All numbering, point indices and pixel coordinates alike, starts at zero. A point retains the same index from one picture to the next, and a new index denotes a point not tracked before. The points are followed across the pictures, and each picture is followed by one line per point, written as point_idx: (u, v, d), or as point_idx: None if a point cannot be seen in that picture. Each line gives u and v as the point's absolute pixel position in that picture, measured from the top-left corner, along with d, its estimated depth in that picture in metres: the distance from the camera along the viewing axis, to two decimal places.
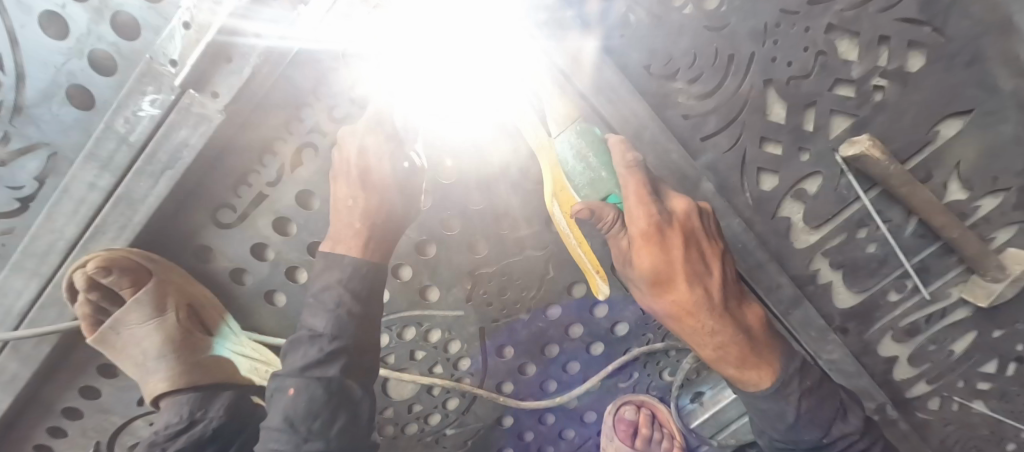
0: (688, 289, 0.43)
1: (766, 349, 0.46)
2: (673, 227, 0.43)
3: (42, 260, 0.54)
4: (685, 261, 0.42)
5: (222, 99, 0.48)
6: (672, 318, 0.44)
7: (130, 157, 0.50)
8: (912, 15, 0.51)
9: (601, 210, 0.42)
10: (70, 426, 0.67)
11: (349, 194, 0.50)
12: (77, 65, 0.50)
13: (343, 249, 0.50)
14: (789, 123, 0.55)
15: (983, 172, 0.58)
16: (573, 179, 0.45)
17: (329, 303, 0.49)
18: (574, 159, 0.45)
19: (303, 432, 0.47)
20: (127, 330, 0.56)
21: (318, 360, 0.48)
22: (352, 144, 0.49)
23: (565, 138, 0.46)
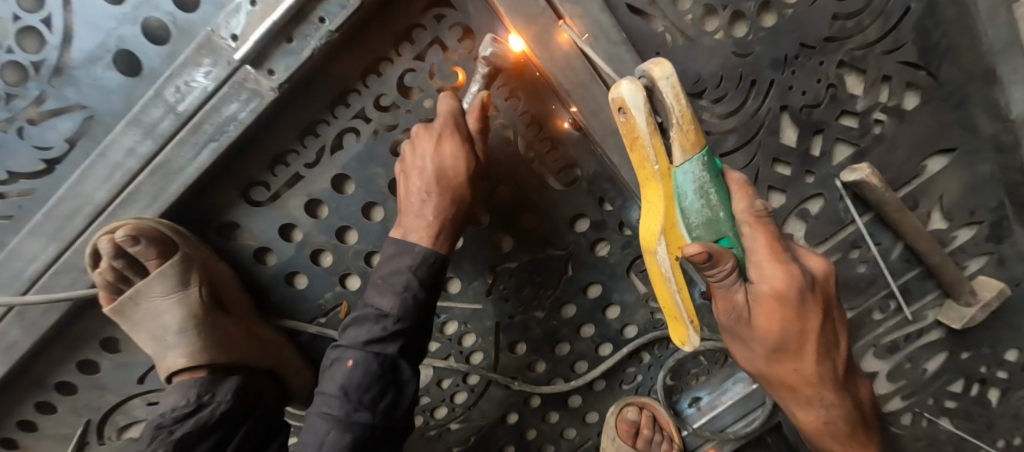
0: (809, 350, 0.46)
1: (842, 401, 0.50)
2: (809, 289, 0.43)
3: (66, 223, 0.54)
4: (805, 322, 0.44)
5: (277, 78, 0.49)
6: (772, 371, 0.48)
7: (175, 126, 0.50)
8: (913, 59, 0.57)
9: (720, 258, 0.37)
10: (62, 400, 0.66)
11: (422, 188, 0.52)
12: (129, 31, 0.50)
13: (414, 239, 0.53)
14: (799, 147, 0.60)
15: (961, 206, 0.64)
16: (687, 217, 0.36)
17: (397, 286, 0.52)
18: (693, 192, 0.36)
19: (354, 402, 0.50)
20: (146, 302, 0.55)
21: (381, 336, 0.52)
22: (426, 138, 0.51)
23: (689, 167, 0.35)
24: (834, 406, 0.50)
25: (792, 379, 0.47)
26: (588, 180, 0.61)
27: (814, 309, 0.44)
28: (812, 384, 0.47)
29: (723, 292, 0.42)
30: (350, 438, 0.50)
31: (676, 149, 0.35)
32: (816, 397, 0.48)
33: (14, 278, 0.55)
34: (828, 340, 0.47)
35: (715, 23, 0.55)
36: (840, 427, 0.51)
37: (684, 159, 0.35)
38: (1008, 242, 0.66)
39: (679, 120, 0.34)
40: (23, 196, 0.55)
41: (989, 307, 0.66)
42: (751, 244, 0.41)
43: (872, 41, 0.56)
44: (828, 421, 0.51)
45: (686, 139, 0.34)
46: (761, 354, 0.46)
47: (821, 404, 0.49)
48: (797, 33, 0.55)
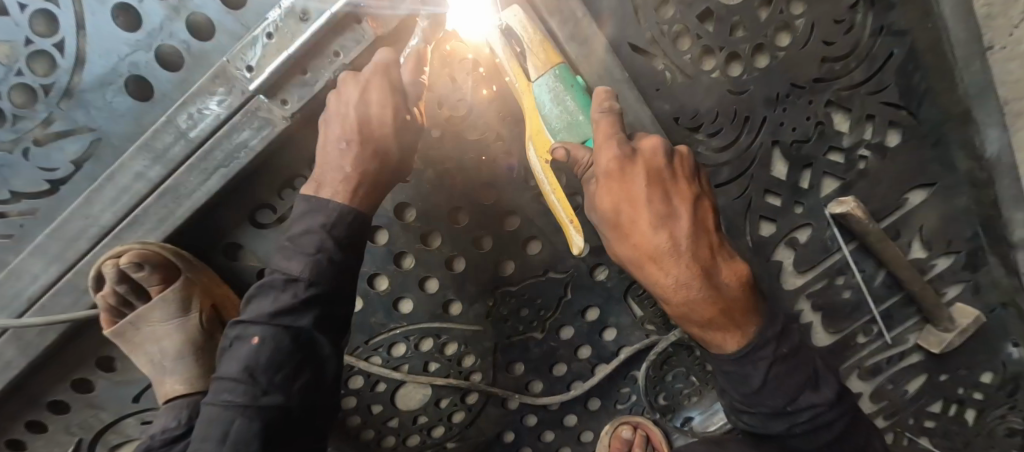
0: (651, 234, 0.41)
1: (738, 312, 0.45)
2: (635, 164, 0.42)
3: (68, 245, 0.53)
4: (647, 205, 0.41)
5: (290, 107, 0.50)
6: (623, 255, 0.45)
7: (186, 152, 0.50)
8: (895, 100, 0.60)
9: (574, 151, 0.45)
10: (55, 420, 0.65)
11: (341, 136, 0.48)
12: (142, 57, 0.51)
13: (329, 194, 0.49)
14: (788, 179, 0.63)
15: (940, 236, 0.68)
16: (549, 122, 0.47)
17: (308, 247, 0.48)
18: (550, 101, 0.47)
19: (263, 383, 0.47)
20: (147, 327, 0.56)
21: (291, 306, 0.47)
22: (354, 86, 0.47)
23: (542, 81, 0.47)
24: (724, 313, 0.45)
25: (638, 261, 0.43)
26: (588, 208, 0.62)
27: (652, 182, 0.42)
28: (653, 260, 0.42)
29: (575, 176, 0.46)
30: (261, 423, 0.46)
31: (532, 69, 0.48)
32: (703, 305, 0.44)
33: (12, 298, 0.54)
34: (655, 210, 0.42)
35: (712, 62, 0.57)
36: (704, 312, 0.44)
37: (537, 75, 0.48)
38: (982, 271, 0.70)
39: (532, 48, 0.48)
40: (25, 217, 0.55)
41: (966, 332, 0.70)
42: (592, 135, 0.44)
43: (858, 82, 0.59)
44: (697, 310, 0.44)
45: (537, 60, 0.48)
46: (612, 239, 0.44)
47: (712, 312, 0.44)
48: (788, 74, 0.58)
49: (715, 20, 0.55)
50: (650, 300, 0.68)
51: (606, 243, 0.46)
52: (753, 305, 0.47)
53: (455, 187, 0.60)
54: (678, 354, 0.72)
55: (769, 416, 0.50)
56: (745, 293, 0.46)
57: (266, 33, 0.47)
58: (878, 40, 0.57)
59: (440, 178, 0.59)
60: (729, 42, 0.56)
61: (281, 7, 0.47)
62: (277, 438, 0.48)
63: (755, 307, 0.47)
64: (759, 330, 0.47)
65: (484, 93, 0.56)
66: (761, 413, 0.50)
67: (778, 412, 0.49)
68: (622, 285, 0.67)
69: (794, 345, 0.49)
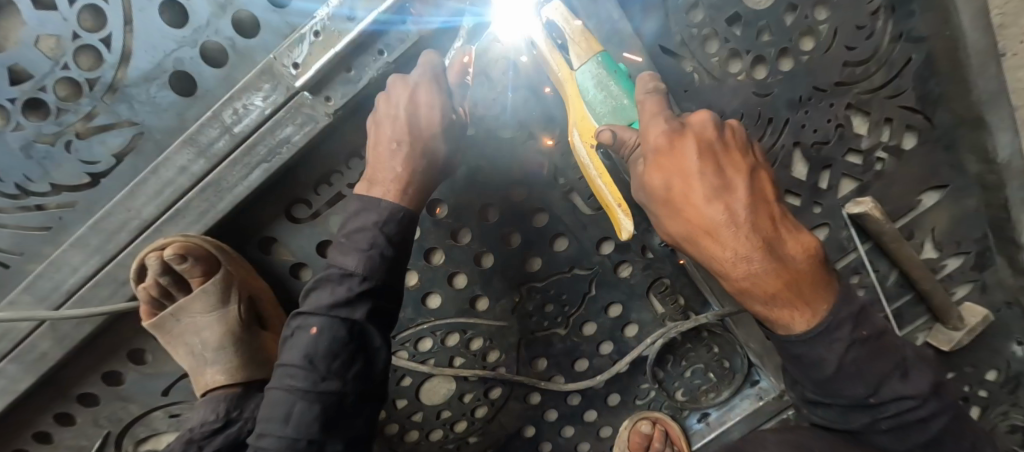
0: (706, 203, 0.46)
1: (806, 282, 0.48)
2: (684, 137, 0.46)
3: (109, 237, 0.54)
4: (700, 173, 0.46)
5: (333, 104, 0.51)
6: (679, 232, 0.49)
7: (229, 147, 0.51)
8: (912, 104, 0.62)
9: (621, 132, 0.48)
10: (84, 412, 0.65)
11: (393, 138, 0.50)
12: (187, 53, 0.52)
13: (380, 193, 0.50)
14: (808, 180, 0.65)
15: (951, 236, 0.70)
16: (594, 109, 0.48)
17: (362, 243, 0.49)
18: (595, 88, 0.48)
19: (321, 370, 0.48)
20: (187, 318, 0.57)
21: (346, 300, 0.48)
22: (402, 89, 0.50)
23: (586, 68, 0.48)
24: (790, 283, 0.47)
25: (695, 233, 0.47)
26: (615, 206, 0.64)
27: (705, 156, 0.46)
28: (709, 232, 0.47)
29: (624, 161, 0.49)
30: (320, 408, 0.48)
31: (573, 58, 0.48)
32: (766, 276, 0.47)
33: (51, 290, 0.55)
34: (708, 182, 0.46)
35: (738, 65, 0.59)
36: (769, 284, 0.47)
37: (581, 63, 0.48)
38: (989, 272, 0.72)
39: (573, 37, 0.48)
40: (65, 209, 0.55)
41: (974, 331, 0.72)
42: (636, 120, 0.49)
43: (877, 86, 0.61)
44: (758, 282, 0.47)
45: (579, 47, 0.48)
46: (675, 220, 0.48)
47: (779, 284, 0.47)
48: (811, 77, 0.60)
49: (742, 24, 0.57)
50: (672, 297, 0.70)
51: (666, 224, 0.49)
52: (821, 278, 0.49)
53: (487, 184, 0.61)
54: (696, 349, 0.74)
55: (849, 407, 0.52)
56: (813, 264, 0.49)
57: (312, 31, 0.49)
58: (897, 45, 0.60)
59: (472, 175, 0.61)
60: (755, 46, 0.58)
61: (328, 6, 0.48)
62: (335, 424, 0.50)
63: (822, 280, 0.49)
64: (831, 307, 0.49)
65: (519, 92, 0.57)
66: (840, 403, 0.52)
67: (860, 402, 0.51)
68: (646, 282, 0.69)
69: (876, 332, 0.50)
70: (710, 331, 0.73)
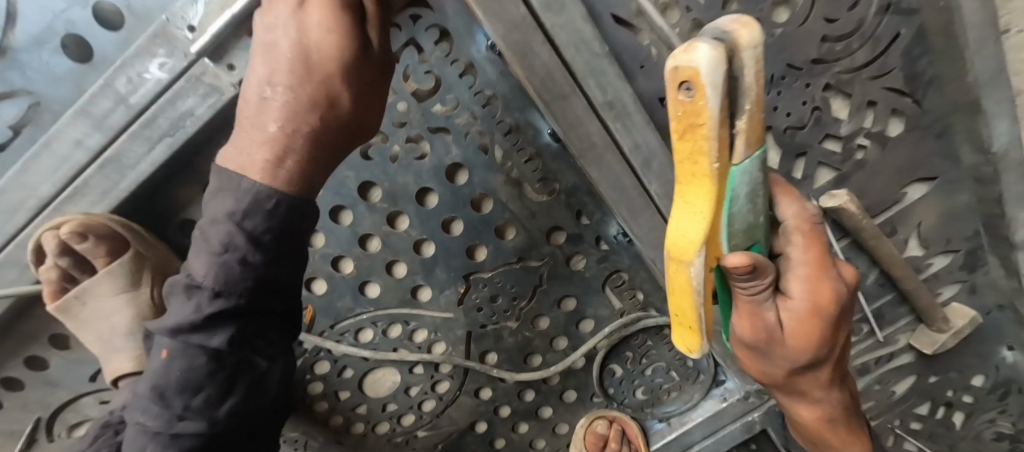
0: (818, 376, 0.43)
1: (856, 424, 0.50)
2: (842, 296, 0.37)
3: (7, 216, 0.50)
4: (817, 357, 0.41)
5: (238, 73, 0.45)
6: (771, 379, 0.44)
7: (126, 119, 0.46)
8: (899, 85, 0.56)
9: (763, 267, 0.34)
10: (8, 397, 0.63)
11: (266, 81, 0.38)
12: (79, 14, 0.46)
13: (241, 163, 0.38)
14: (781, 169, 0.59)
15: (939, 233, 0.65)
16: (732, 222, 0.33)
17: (215, 244, 0.38)
18: (745, 195, 0.32)
19: (177, 407, 0.42)
20: (94, 301, 0.53)
21: (195, 322, 0.40)
22: (283, 13, 0.38)
23: (747, 165, 0.30)
24: (847, 421, 0.49)
25: (803, 385, 0.45)
26: (567, 193, 0.59)
27: (843, 323, 0.40)
28: (814, 388, 0.45)
29: (753, 306, 0.38)
30: (179, 451, 0.43)
31: (742, 142, 0.29)
32: (844, 416, 0.48)
33: None
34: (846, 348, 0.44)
35: None
36: (841, 426, 0.49)
37: (743, 156, 0.30)
38: (980, 272, 0.67)
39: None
40: None
41: (959, 334, 0.68)
42: (793, 252, 0.37)
43: (860, 65, 0.54)
44: (831, 419, 0.48)
45: (750, 134, 0.29)
46: (786, 369, 0.42)
47: (840, 423, 0.49)
48: (785, 54, 0.53)
49: None
50: (630, 292, 0.66)
51: (757, 368, 0.44)
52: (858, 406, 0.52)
53: (424, 167, 0.56)
54: (657, 348, 0.70)
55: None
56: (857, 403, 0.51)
57: None
58: (884, 18, 0.53)
59: (409, 157, 0.55)
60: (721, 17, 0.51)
61: None
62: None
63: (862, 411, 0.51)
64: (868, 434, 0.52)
65: (455, 63, 0.52)
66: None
67: None
68: (601, 275, 0.64)
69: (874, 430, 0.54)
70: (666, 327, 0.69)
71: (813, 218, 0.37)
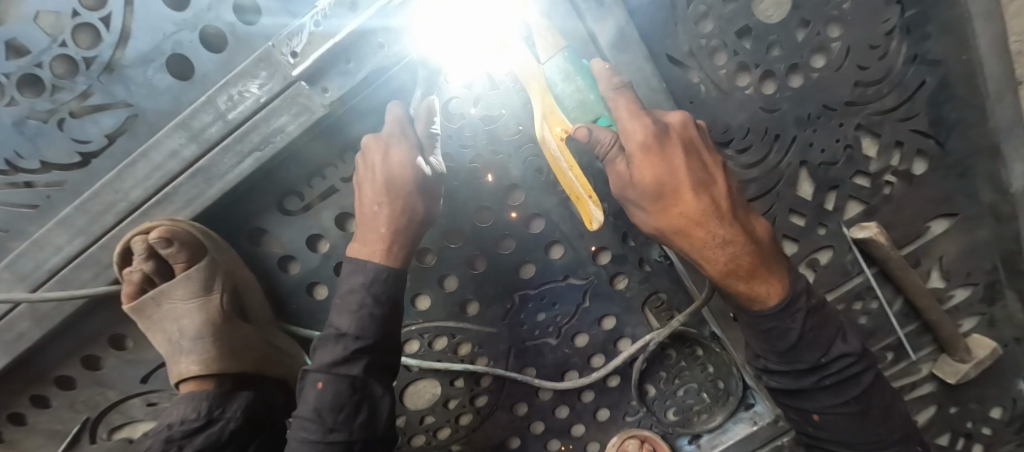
0: (692, 196, 0.48)
1: (775, 266, 0.51)
2: (668, 138, 0.48)
3: (96, 218, 0.53)
4: (680, 172, 0.47)
5: (330, 95, 0.50)
6: (663, 223, 0.49)
7: (222, 132, 0.51)
8: (923, 128, 0.61)
9: (595, 132, 0.47)
10: (50, 401, 0.62)
11: (375, 198, 0.50)
12: (187, 37, 0.51)
13: (366, 254, 0.51)
14: (815, 200, 0.63)
15: (960, 267, 0.68)
16: (562, 102, 0.48)
17: (353, 305, 0.50)
18: (563, 82, 0.47)
19: (328, 422, 0.48)
20: (168, 304, 0.55)
21: (342, 358, 0.49)
22: (378, 149, 0.51)
23: (554, 63, 0.47)
24: (760, 263, 0.50)
25: (681, 223, 0.49)
26: (614, 215, 0.63)
27: (677, 151, 0.48)
28: (698, 223, 0.48)
29: (607, 161, 0.49)
30: None
31: (541, 52, 0.48)
32: (745, 254, 0.49)
33: (32, 269, 0.53)
34: (699, 177, 0.48)
35: (747, 78, 0.57)
36: (762, 271, 0.50)
37: (548, 58, 0.47)
38: (998, 305, 0.70)
39: (539, 33, 0.48)
40: (52, 188, 0.54)
41: (982, 364, 0.69)
42: (614, 108, 0.47)
43: (889, 108, 0.60)
44: (740, 264, 0.49)
45: (546, 43, 0.47)
46: (647, 206, 0.49)
47: (754, 261, 0.49)
48: (820, 95, 0.59)
49: (753, 37, 0.55)
50: (667, 314, 0.68)
51: (639, 218, 0.51)
52: (777, 253, 0.52)
53: (483, 187, 0.60)
54: (690, 368, 0.73)
55: None
56: (770, 249, 0.52)
57: (313, 21, 0.48)
58: (911, 67, 0.59)
59: (470, 177, 0.59)
60: (765, 60, 0.56)
61: None
62: None
63: (780, 256, 0.52)
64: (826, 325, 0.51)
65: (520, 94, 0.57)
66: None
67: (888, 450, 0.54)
68: (641, 295, 0.68)
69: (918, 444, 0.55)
70: (703, 341, 0.71)
71: (625, 82, 0.48)
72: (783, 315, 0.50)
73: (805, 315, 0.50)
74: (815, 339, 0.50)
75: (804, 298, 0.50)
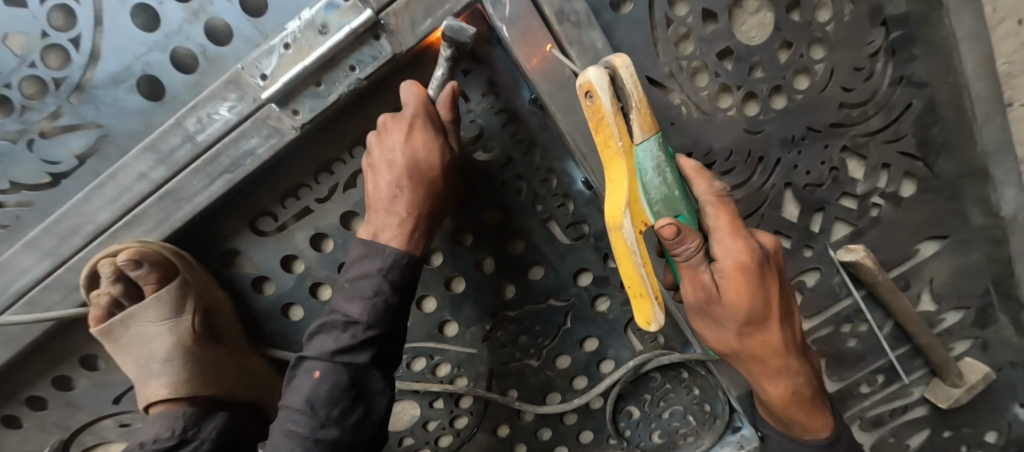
0: (780, 329, 0.47)
1: (819, 391, 0.53)
2: (770, 269, 0.46)
3: (64, 240, 0.52)
4: (776, 304, 0.46)
5: (300, 118, 0.49)
6: (743, 347, 0.48)
7: (191, 155, 0.50)
8: (912, 150, 0.60)
9: (688, 235, 0.40)
10: (19, 422, 0.61)
11: (390, 181, 0.49)
12: (157, 58, 0.50)
13: (365, 249, 0.50)
14: (800, 222, 0.61)
15: (951, 290, 0.67)
16: (648, 194, 0.40)
17: (367, 290, 0.48)
18: (652, 170, 0.39)
19: (321, 416, 0.47)
20: (137, 326, 0.54)
21: (350, 345, 0.48)
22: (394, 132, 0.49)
23: (648, 145, 0.39)
24: (812, 389, 0.52)
25: (761, 351, 0.48)
26: (595, 236, 0.62)
27: (771, 278, 0.46)
28: (777, 354, 0.48)
29: (691, 271, 0.43)
30: None
31: (633, 129, 0.38)
32: (804, 382, 0.51)
33: None
34: (785, 309, 0.49)
35: (729, 100, 0.56)
36: (810, 396, 0.52)
37: (642, 138, 0.39)
38: (991, 329, 0.68)
39: (638, 103, 0.37)
40: (21, 208, 0.53)
41: (975, 389, 0.67)
42: (716, 223, 0.44)
43: (875, 130, 0.59)
44: (796, 391, 0.51)
45: (644, 119, 0.38)
46: (732, 330, 0.47)
47: (809, 389, 0.52)
48: (805, 117, 0.57)
49: (734, 59, 0.54)
50: (651, 335, 0.67)
51: (708, 332, 0.49)
52: (819, 375, 0.55)
53: (460, 208, 0.59)
54: (675, 391, 0.72)
55: None
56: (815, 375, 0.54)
57: (283, 43, 0.47)
58: (897, 89, 0.58)
59: None
60: (747, 82, 0.55)
61: (301, 19, 0.47)
62: None
63: (821, 380, 0.54)
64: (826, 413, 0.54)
65: (497, 114, 0.56)
66: None
67: None
68: (624, 317, 0.66)
69: None
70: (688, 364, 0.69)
71: (721, 194, 0.45)
72: (829, 445, 0.54)
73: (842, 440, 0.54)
74: (844, 449, 0.54)
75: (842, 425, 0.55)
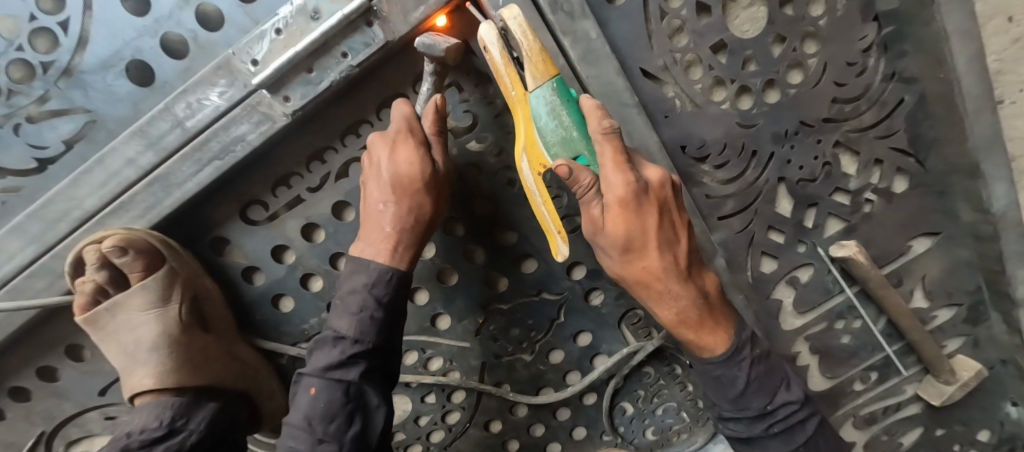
0: (658, 254, 0.47)
1: (722, 319, 0.52)
2: (648, 196, 0.46)
3: (50, 226, 0.51)
4: (655, 229, 0.47)
5: (292, 104, 0.49)
6: (627, 273, 0.49)
7: (180, 141, 0.49)
8: (904, 146, 0.60)
9: (578, 173, 0.44)
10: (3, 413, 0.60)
11: (380, 196, 0.49)
12: (147, 43, 0.50)
13: (371, 254, 0.50)
14: (793, 217, 0.61)
15: (943, 287, 0.67)
16: (544, 136, 0.45)
17: (353, 306, 0.49)
18: (546, 113, 0.45)
19: (318, 431, 0.47)
20: (124, 314, 0.53)
21: (341, 361, 0.48)
22: (382, 145, 0.49)
23: (540, 92, 0.44)
24: (706, 317, 0.50)
25: (643, 277, 0.48)
26: None
27: (652, 206, 0.47)
28: (658, 278, 0.48)
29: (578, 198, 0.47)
30: None
31: (528, 77, 0.44)
32: (695, 309, 0.50)
33: None
34: (667, 236, 0.48)
35: (722, 94, 0.56)
36: (710, 330, 0.51)
37: (536, 85, 0.44)
38: (983, 326, 0.68)
39: (531, 55, 0.44)
40: (7, 194, 0.52)
41: (967, 386, 0.67)
42: (598, 154, 0.46)
43: (868, 125, 0.59)
44: (682, 314, 0.50)
45: (537, 68, 0.44)
46: (614, 255, 0.48)
47: (704, 314, 0.50)
48: (798, 112, 0.57)
49: (728, 52, 0.54)
50: (644, 330, 0.67)
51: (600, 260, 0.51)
52: (728, 307, 0.53)
53: (453, 199, 0.59)
54: (669, 387, 0.71)
55: (753, 419, 0.52)
56: (719, 307, 0.52)
57: (274, 28, 0.47)
58: (890, 85, 0.58)
59: None
60: (740, 75, 0.55)
61: (292, 4, 0.47)
62: None
63: (730, 311, 0.53)
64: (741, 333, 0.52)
65: (491, 106, 0.56)
66: (746, 418, 0.52)
67: (761, 414, 0.51)
68: (617, 312, 0.66)
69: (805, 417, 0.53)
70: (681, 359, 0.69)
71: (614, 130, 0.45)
72: (730, 363, 0.50)
73: (750, 363, 0.50)
74: (761, 386, 0.51)
75: (749, 347, 0.51)
